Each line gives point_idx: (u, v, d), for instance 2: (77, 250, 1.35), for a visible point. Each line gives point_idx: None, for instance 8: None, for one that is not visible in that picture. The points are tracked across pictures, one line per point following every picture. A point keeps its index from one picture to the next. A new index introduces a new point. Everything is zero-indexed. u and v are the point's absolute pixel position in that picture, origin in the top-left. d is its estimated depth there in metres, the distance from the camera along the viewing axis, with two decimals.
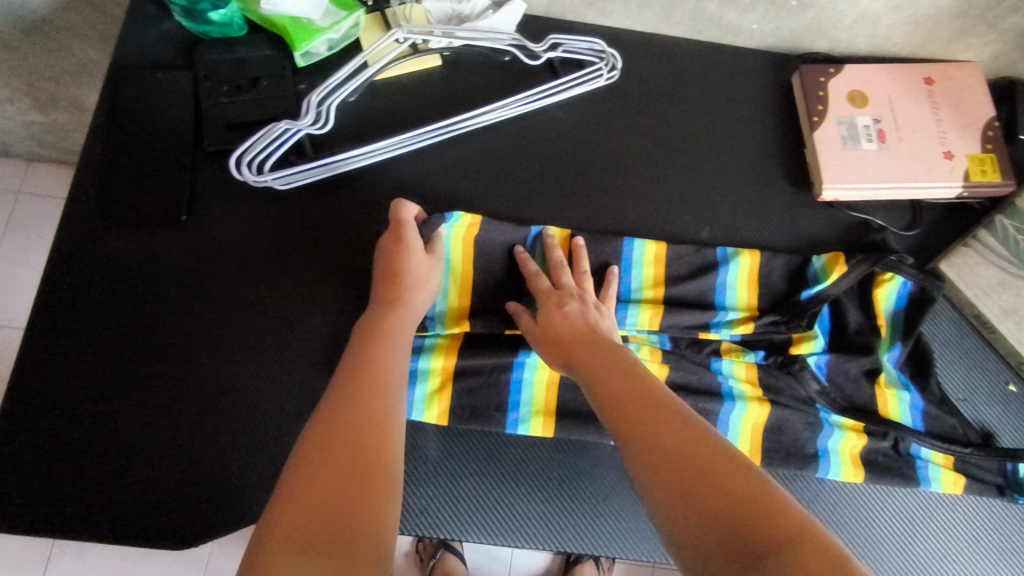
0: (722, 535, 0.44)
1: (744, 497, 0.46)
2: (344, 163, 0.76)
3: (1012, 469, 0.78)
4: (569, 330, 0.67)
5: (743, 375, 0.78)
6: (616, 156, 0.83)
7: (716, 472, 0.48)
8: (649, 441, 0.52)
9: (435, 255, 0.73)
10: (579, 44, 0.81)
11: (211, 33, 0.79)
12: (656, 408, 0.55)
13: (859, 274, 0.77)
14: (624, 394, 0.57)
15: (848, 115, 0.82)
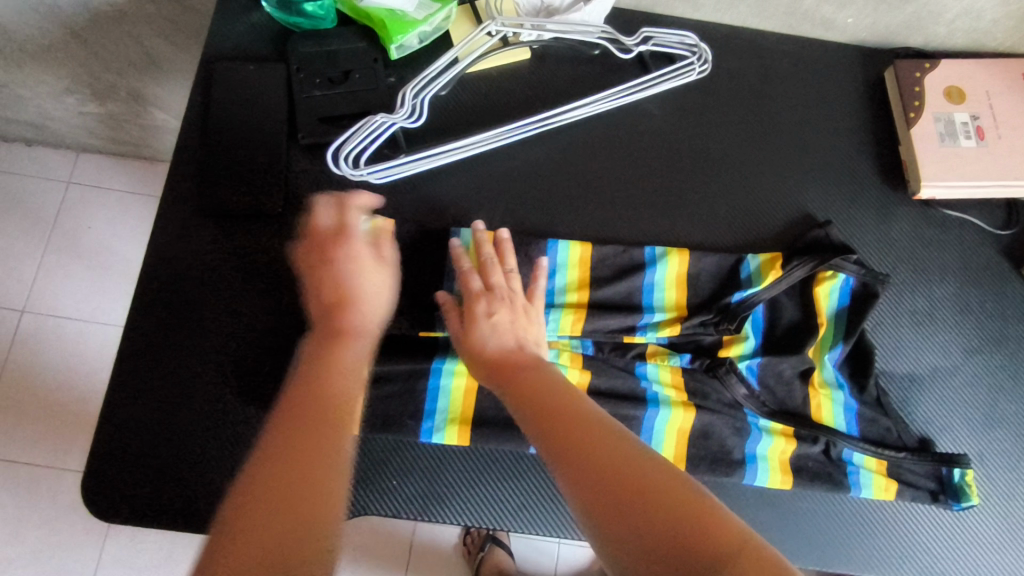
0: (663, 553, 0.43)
1: (683, 512, 0.46)
2: (439, 157, 0.75)
3: (947, 474, 0.71)
4: (498, 347, 0.64)
5: (669, 380, 0.73)
6: (705, 151, 0.82)
7: (658, 486, 0.47)
8: (585, 458, 0.50)
9: (385, 260, 0.68)
10: (670, 37, 0.80)
11: (300, 25, 0.79)
12: (591, 426, 0.53)
13: (793, 278, 0.74)
14: (560, 413, 0.55)
15: (945, 112, 0.80)
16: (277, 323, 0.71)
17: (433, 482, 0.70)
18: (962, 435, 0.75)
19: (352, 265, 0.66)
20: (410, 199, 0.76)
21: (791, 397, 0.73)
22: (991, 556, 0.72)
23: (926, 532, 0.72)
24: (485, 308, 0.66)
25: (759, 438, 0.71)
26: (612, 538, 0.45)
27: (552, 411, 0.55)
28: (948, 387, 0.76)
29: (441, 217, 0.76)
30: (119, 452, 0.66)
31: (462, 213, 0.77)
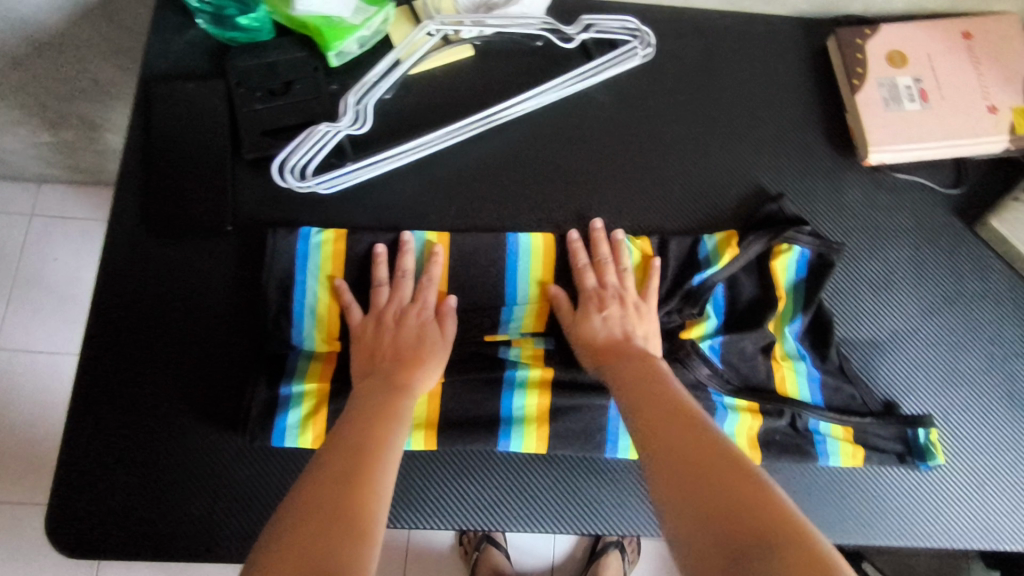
0: (721, 534, 0.46)
1: (743, 500, 0.48)
2: (387, 161, 0.74)
3: (912, 435, 0.73)
4: (606, 338, 0.68)
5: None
6: (655, 135, 0.82)
7: (730, 476, 0.50)
8: (669, 444, 0.55)
9: (405, 271, 0.71)
10: (611, 23, 0.80)
11: (237, 38, 0.78)
12: (675, 417, 0.57)
13: (751, 254, 0.74)
14: (650, 402, 0.60)
15: (888, 77, 0.81)
16: (235, 343, 0.70)
17: (418, 488, 0.70)
18: (925, 394, 0.76)
19: (416, 333, 0.68)
20: (363, 205, 0.76)
21: (757, 370, 0.74)
22: (962, 510, 0.73)
23: (897, 494, 0.73)
24: (597, 303, 0.70)
25: (725, 417, 0.72)
26: (678, 515, 0.49)
27: (646, 399, 0.60)
28: (910, 347, 0.77)
29: (395, 220, 0.76)
30: (79, 483, 0.66)
31: (416, 216, 0.76)
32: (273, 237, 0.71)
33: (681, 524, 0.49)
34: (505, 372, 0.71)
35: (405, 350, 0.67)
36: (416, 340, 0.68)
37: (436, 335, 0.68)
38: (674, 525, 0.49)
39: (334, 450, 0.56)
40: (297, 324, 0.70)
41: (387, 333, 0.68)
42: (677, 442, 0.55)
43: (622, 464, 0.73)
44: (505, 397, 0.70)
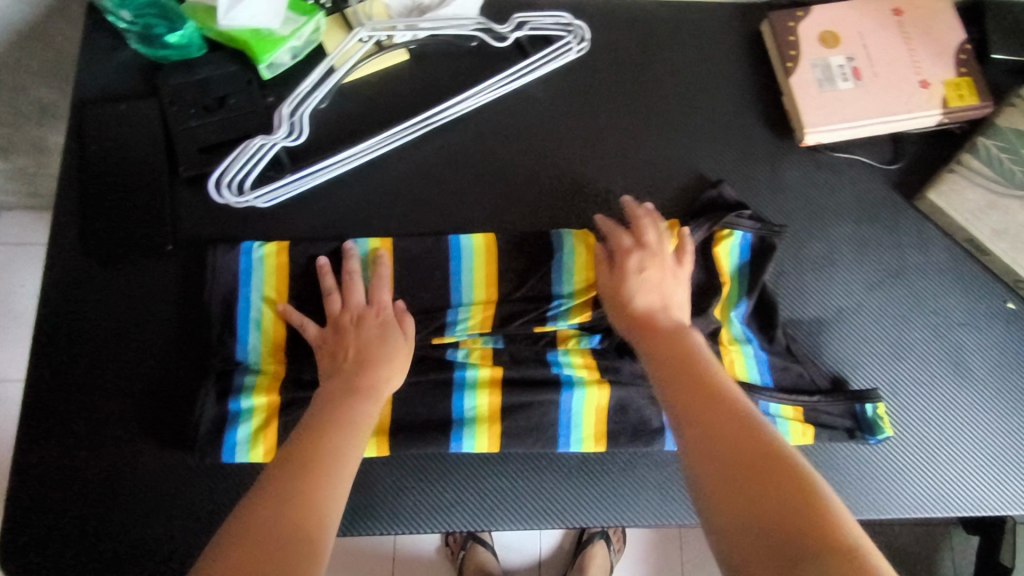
0: (768, 538, 0.45)
1: (797, 506, 0.46)
2: (326, 170, 0.74)
3: (860, 410, 0.73)
4: (642, 303, 0.66)
5: (580, 360, 0.73)
6: (595, 128, 0.82)
7: (779, 478, 0.48)
8: (713, 436, 0.52)
9: (353, 271, 0.69)
10: (544, 20, 0.80)
11: (169, 57, 0.76)
12: (716, 404, 0.55)
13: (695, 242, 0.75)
14: (687, 385, 0.57)
15: (821, 57, 0.81)
16: (182, 363, 0.70)
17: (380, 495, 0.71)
18: (871, 369, 0.77)
19: (377, 330, 0.66)
20: (305, 217, 0.75)
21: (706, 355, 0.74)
22: (916, 481, 0.75)
23: (850, 470, 0.74)
24: (637, 261, 0.68)
25: None
26: (724, 517, 0.48)
27: (681, 380, 0.57)
28: (855, 324, 0.78)
29: (338, 229, 0.76)
30: (26, 516, 0.65)
31: (358, 224, 0.76)
32: (215, 254, 0.71)
33: (727, 529, 0.47)
34: (454, 373, 0.71)
35: (366, 354, 0.64)
36: (377, 337, 0.65)
37: (397, 334, 0.66)
38: (721, 526, 0.48)
39: (289, 464, 0.53)
40: (242, 340, 0.70)
41: (349, 334, 0.65)
42: (719, 434, 0.52)
43: (576, 457, 0.73)
44: (455, 398, 0.71)
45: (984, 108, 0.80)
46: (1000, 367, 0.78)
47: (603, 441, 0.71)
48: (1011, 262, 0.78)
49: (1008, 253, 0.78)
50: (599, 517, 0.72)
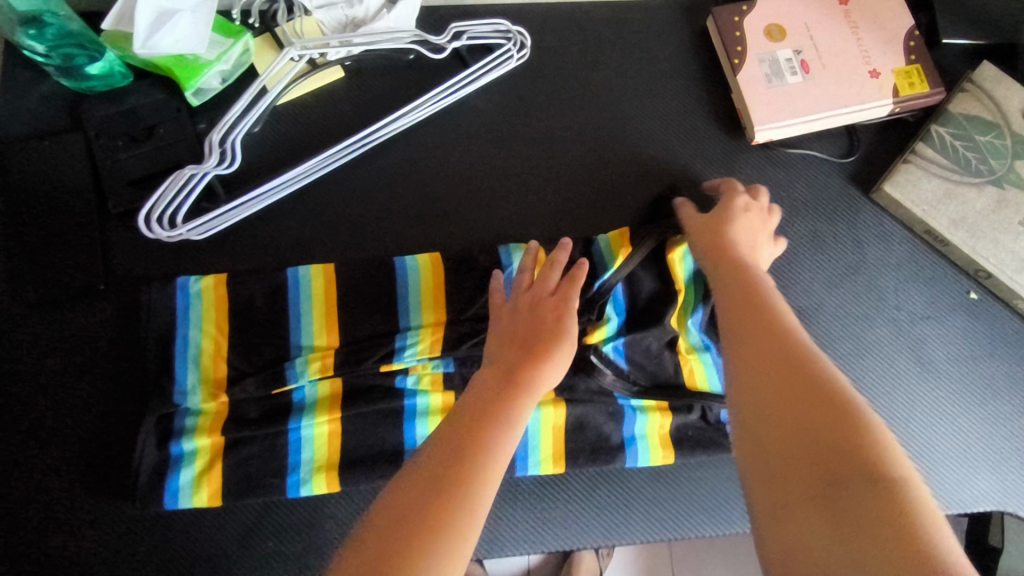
0: (811, 468, 0.42)
1: (841, 434, 0.44)
2: (263, 197, 0.72)
3: None
4: (721, 248, 0.65)
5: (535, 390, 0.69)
6: (541, 136, 0.80)
7: (837, 409, 0.45)
8: (772, 363, 0.50)
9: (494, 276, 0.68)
10: (482, 28, 0.78)
11: (95, 87, 0.73)
12: (783, 338, 0.52)
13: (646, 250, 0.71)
14: (756, 323, 0.54)
15: (768, 52, 0.79)
16: (121, 408, 0.67)
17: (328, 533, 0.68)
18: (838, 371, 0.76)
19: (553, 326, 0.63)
20: (243, 246, 0.73)
21: (665, 367, 0.73)
22: None
23: None
24: (745, 203, 0.70)
25: (634, 419, 0.71)
26: (762, 436, 0.46)
27: (748, 316, 0.55)
28: (822, 324, 0.76)
29: (278, 258, 0.73)
30: None
31: (299, 251, 0.74)
32: (150, 292, 0.69)
33: (761, 451, 0.45)
34: (404, 402, 0.69)
35: (512, 338, 0.62)
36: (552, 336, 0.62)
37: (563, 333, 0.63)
38: (758, 444, 0.45)
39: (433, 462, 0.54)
40: (179, 381, 0.67)
41: (515, 325, 0.63)
42: (777, 362, 0.49)
43: (537, 479, 0.72)
44: (408, 426, 0.69)
45: (935, 95, 0.79)
46: (965, 356, 0.77)
47: (562, 462, 0.70)
48: (971, 253, 0.76)
49: (967, 242, 0.76)
50: (563, 538, 0.71)
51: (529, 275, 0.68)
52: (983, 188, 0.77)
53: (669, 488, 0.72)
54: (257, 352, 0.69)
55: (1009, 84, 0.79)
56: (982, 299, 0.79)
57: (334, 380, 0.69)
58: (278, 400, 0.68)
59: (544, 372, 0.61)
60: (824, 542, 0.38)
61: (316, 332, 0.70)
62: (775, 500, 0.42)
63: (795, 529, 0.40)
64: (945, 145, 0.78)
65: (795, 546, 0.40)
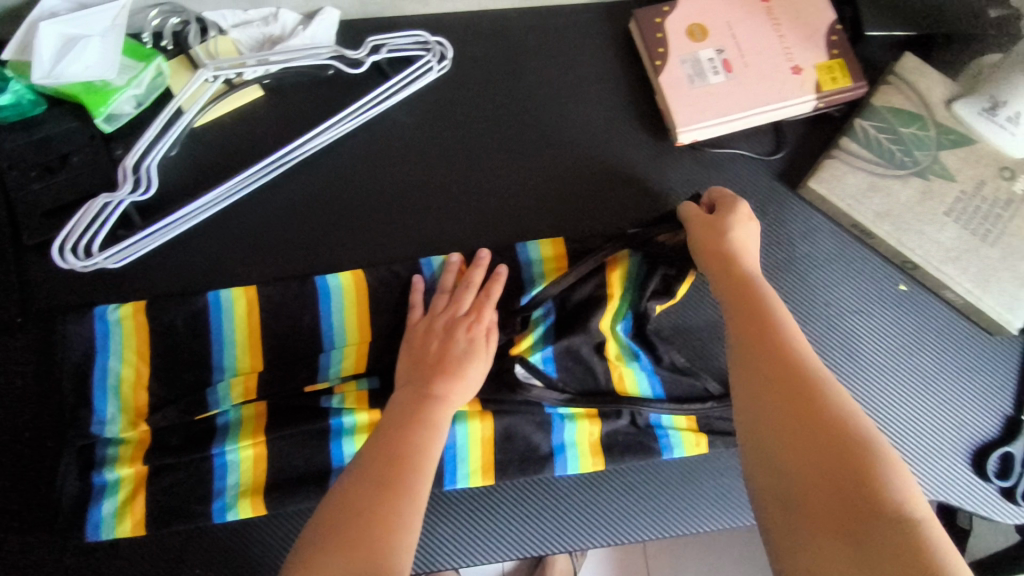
0: (838, 511, 0.46)
1: (856, 471, 0.47)
2: (180, 221, 0.71)
3: None
4: (725, 258, 0.65)
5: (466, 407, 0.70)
6: (465, 146, 0.79)
7: (853, 446, 0.49)
8: (786, 395, 0.52)
9: (417, 303, 0.70)
10: (401, 40, 0.77)
11: (7, 117, 0.71)
12: (795, 368, 0.54)
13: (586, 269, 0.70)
14: (765, 349, 0.56)
15: (690, 52, 0.79)
16: (41, 441, 0.67)
17: (255, 559, 0.68)
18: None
19: (466, 349, 0.66)
20: (164, 272, 0.72)
21: (594, 374, 0.72)
22: None
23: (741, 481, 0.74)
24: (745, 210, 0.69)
25: (562, 428, 0.71)
26: (791, 477, 0.48)
27: (757, 341, 0.57)
28: None
29: (199, 282, 0.73)
30: None
31: (221, 274, 0.73)
32: (66, 323, 0.68)
33: (788, 487, 0.48)
34: (330, 421, 0.68)
35: (429, 359, 0.65)
36: (464, 356, 0.65)
37: (480, 350, 0.66)
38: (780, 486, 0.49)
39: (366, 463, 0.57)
40: (99, 412, 0.67)
41: (432, 345, 0.66)
42: (792, 396, 0.52)
43: (469, 492, 0.71)
44: (334, 444, 0.69)
45: (858, 88, 0.79)
46: (906, 354, 0.77)
47: (491, 474, 0.70)
48: (896, 245, 0.76)
49: (892, 235, 0.76)
50: (499, 550, 0.71)
51: (445, 298, 0.70)
52: (908, 179, 0.77)
53: (600, 493, 0.72)
54: (179, 378, 0.69)
55: (931, 75, 0.79)
56: (912, 291, 0.79)
57: (258, 402, 0.69)
58: (200, 426, 0.68)
59: (456, 389, 0.63)
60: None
61: (238, 356, 0.70)
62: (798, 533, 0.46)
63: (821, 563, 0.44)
64: (869, 139, 0.78)
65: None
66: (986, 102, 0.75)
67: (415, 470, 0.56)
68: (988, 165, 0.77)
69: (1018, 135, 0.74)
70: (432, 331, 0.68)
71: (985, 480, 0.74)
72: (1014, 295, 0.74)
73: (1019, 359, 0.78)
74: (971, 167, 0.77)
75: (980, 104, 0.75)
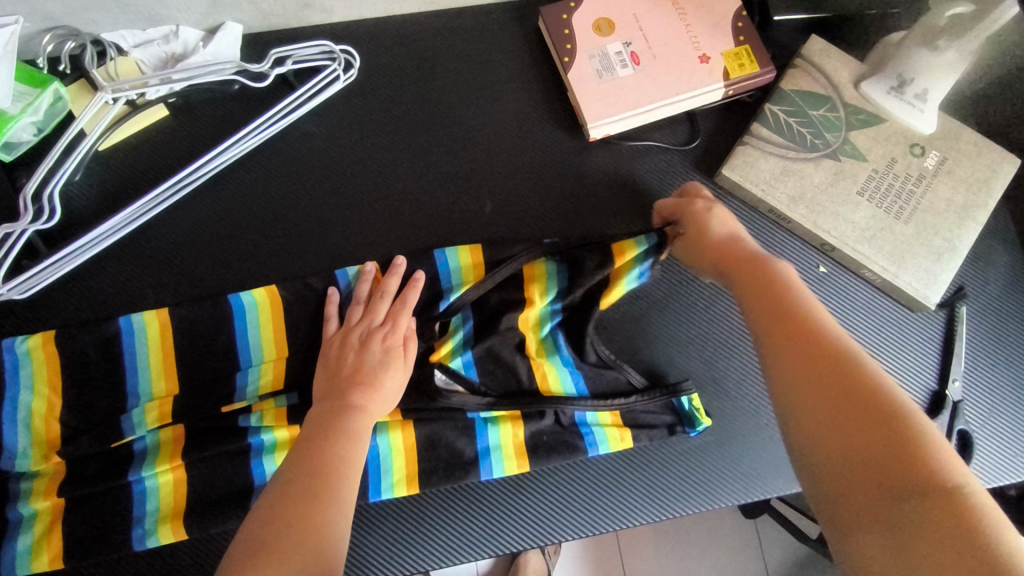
0: (879, 486, 0.42)
1: (891, 445, 0.43)
2: (89, 246, 0.70)
3: (678, 404, 0.74)
4: (719, 243, 0.64)
5: (384, 418, 0.70)
6: (377, 154, 0.79)
7: (884, 411, 0.45)
8: (811, 364, 0.49)
9: (332, 317, 0.69)
10: (307, 50, 0.76)
11: None
12: (816, 337, 0.50)
13: (502, 275, 0.71)
14: (786, 320, 0.52)
15: (598, 47, 0.79)
16: None
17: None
18: (684, 362, 0.77)
19: (381, 360, 0.65)
20: (75, 300, 0.72)
21: (517, 376, 0.72)
22: (727, 468, 0.75)
23: (671, 474, 0.74)
24: (705, 203, 0.69)
25: (486, 431, 0.71)
26: (822, 458, 0.45)
27: (771, 313, 0.54)
28: (661, 322, 0.78)
29: (112, 307, 0.72)
30: None
31: (132, 299, 0.72)
32: None
33: (822, 466, 0.45)
34: (251, 440, 0.68)
35: (345, 371, 0.64)
36: (377, 367, 0.64)
37: (398, 361, 0.66)
38: (817, 467, 0.45)
39: (289, 472, 0.55)
40: (9, 447, 0.65)
41: (346, 358, 0.65)
42: (816, 366, 0.49)
43: (396, 501, 0.71)
44: (255, 464, 0.68)
45: (766, 74, 0.79)
46: None
47: (416, 483, 0.69)
48: (812, 228, 0.76)
49: (807, 219, 0.76)
50: (433, 557, 0.71)
51: (360, 308, 0.69)
52: (820, 162, 0.77)
53: (529, 492, 0.72)
54: (91, 407, 0.67)
55: (838, 56, 0.80)
56: (832, 271, 0.80)
57: (176, 426, 0.68)
58: (115, 454, 0.67)
59: (374, 400, 0.62)
60: (887, 561, 0.40)
61: (154, 379, 0.69)
62: (841, 515, 0.43)
63: (861, 547, 0.41)
64: (779, 123, 0.78)
65: (863, 564, 0.41)
66: (894, 81, 0.76)
67: (341, 478, 0.56)
68: (898, 144, 0.78)
69: (925, 111, 0.76)
70: (347, 344, 0.66)
71: None
72: (929, 270, 0.75)
73: (944, 331, 0.78)
74: (881, 145, 0.78)
75: (888, 83, 0.76)
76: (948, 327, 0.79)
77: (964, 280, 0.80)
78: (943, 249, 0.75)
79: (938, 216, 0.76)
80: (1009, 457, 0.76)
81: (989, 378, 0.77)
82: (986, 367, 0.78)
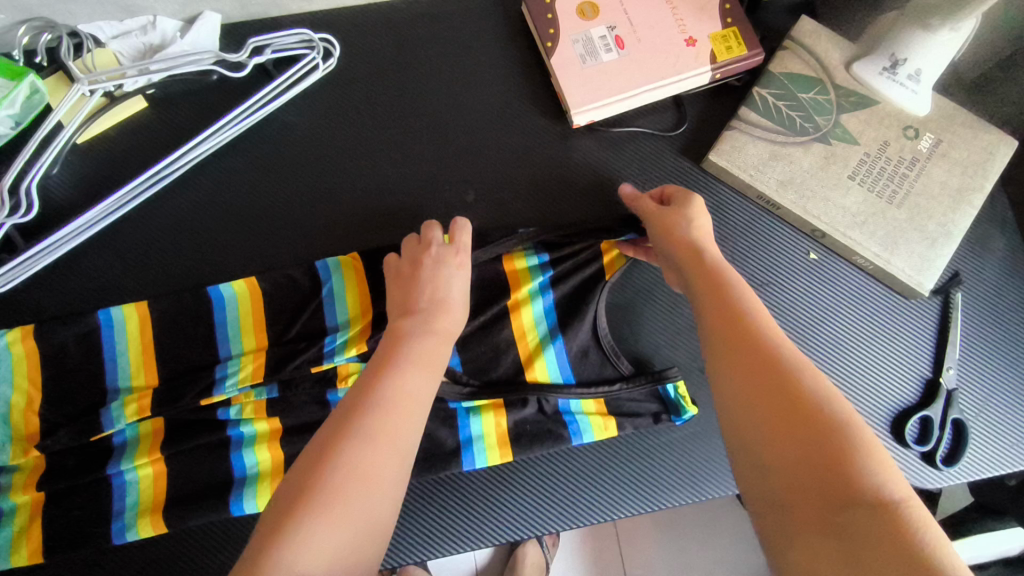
0: (821, 497, 0.41)
1: (832, 457, 0.42)
2: (65, 240, 0.69)
3: (664, 392, 0.73)
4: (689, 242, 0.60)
5: (355, 353, 0.67)
6: (357, 143, 0.78)
7: (825, 424, 0.44)
8: (762, 369, 0.47)
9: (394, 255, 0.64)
10: (286, 39, 0.74)
11: None
12: (766, 349, 0.48)
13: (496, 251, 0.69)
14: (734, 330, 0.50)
15: (582, 31, 0.77)
16: None
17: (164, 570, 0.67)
18: (671, 351, 0.76)
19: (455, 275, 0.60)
20: (56, 293, 0.71)
21: (500, 365, 0.71)
22: (714, 460, 0.73)
23: (659, 466, 0.73)
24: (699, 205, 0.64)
25: (467, 422, 0.70)
26: (767, 464, 0.44)
27: (725, 319, 0.52)
28: (648, 309, 0.77)
29: (93, 300, 0.72)
30: None
31: (112, 293, 0.72)
32: None
33: (766, 475, 0.44)
34: (230, 431, 0.67)
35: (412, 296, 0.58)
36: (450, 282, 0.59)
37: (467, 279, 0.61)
38: (760, 475, 0.44)
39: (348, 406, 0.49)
40: None
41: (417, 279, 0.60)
42: (764, 374, 0.47)
43: None
44: (234, 455, 0.67)
45: (755, 56, 0.77)
46: (816, 327, 0.76)
47: None
48: (802, 214, 0.74)
49: (797, 204, 0.75)
50: (422, 549, 0.70)
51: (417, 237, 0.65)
52: (809, 146, 0.75)
53: (506, 487, 0.71)
54: (71, 400, 0.67)
55: (829, 37, 0.77)
56: (823, 258, 0.78)
57: (155, 419, 0.67)
58: (94, 447, 0.67)
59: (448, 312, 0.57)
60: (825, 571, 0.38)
61: (133, 373, 0.68)
62: (782, 524, 0.41)
63: (804, 559, 0.39)
64: (769, 108, 0.76)
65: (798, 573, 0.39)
66: (887, 61, 0.74)
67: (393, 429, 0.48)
68: (891, 127, 0.75)
69: (918, 92, 0.74)
70: (417, 264, 0.61)
71: (905, 445, 0.73)
72: (924, 256, 0.73)
73: (938, 321, 0.76)
74: (873, 128, 0.75)
75: (880, 64, 0.74)
76: (942, 317, 0.76)
77: (960, 265, 0.78)
78: (937, 234, 0.73)
79: (932, 200, 0.74)
80: (1002, 449, 0.74)
81: (984, 369, 0.75)
82: (980, 358, 0.76)
